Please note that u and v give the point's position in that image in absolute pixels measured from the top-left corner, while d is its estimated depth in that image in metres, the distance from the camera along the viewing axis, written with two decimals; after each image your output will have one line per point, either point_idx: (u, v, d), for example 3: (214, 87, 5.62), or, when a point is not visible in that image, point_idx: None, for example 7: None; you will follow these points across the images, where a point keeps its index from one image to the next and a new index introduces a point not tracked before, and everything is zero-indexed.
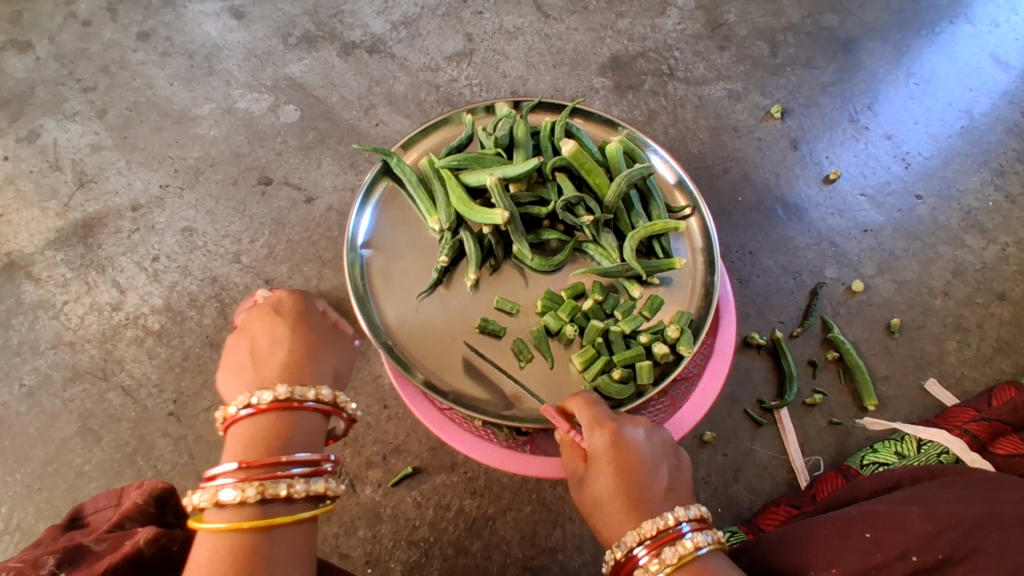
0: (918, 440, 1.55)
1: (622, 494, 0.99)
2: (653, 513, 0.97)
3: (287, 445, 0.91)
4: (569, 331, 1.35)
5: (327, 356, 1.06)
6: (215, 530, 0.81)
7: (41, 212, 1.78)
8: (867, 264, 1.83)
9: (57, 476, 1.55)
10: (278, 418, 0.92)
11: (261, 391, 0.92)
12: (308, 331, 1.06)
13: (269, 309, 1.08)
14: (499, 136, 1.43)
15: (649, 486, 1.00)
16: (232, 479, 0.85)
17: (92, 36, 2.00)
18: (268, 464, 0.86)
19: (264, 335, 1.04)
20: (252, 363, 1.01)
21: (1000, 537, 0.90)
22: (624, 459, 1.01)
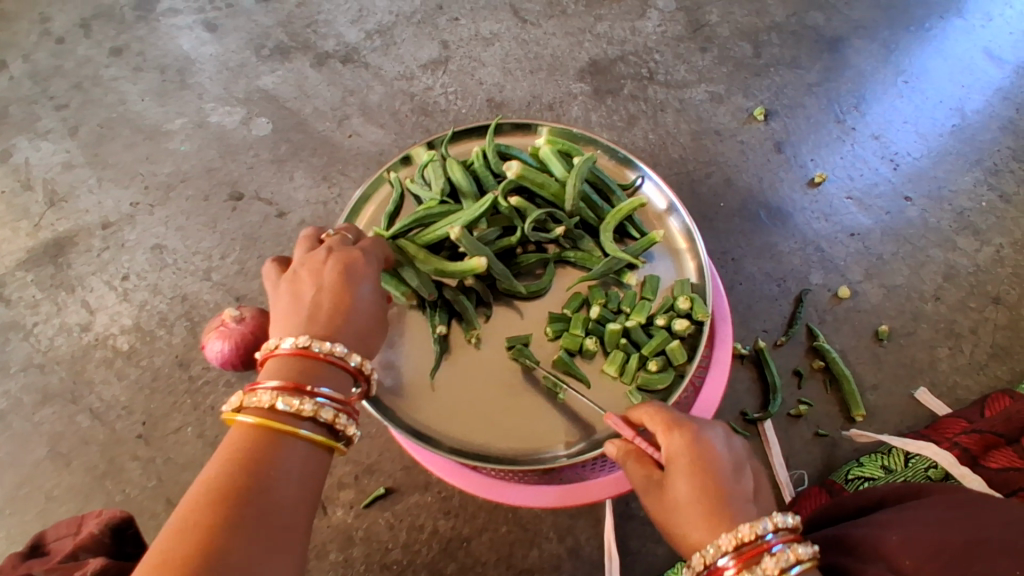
0: (905, 452, 1.49)
1: (703, 499, 0.86)
2: (741, 518, 0.84)
3: (319, 383, 0.85)
4: (589, 344, 1.32)
5: (376, 326, 0.98)
6: (244, 424, 0.78)
7: (12, 233, 1.76)
8: (855, 269, 1.78)
9: (25, 500, 1.52)
10: (315, 363, 0.86)
11: (316, 339, 0.87)
12: (367, 294, 0.96)
13: (344, 258, 0.97)
14: (436, 182, 1.41)
15: (733, 488, 0.87)
16: (270, 395, 0.80)
17: (65, 52, 1.98)
18: (303, 387, 0.82)
19: (331, 286, 0.94)
20: (301, 311, 0.91)
21: (986, 568, 0.84)
22: (707, 459, 0.89)
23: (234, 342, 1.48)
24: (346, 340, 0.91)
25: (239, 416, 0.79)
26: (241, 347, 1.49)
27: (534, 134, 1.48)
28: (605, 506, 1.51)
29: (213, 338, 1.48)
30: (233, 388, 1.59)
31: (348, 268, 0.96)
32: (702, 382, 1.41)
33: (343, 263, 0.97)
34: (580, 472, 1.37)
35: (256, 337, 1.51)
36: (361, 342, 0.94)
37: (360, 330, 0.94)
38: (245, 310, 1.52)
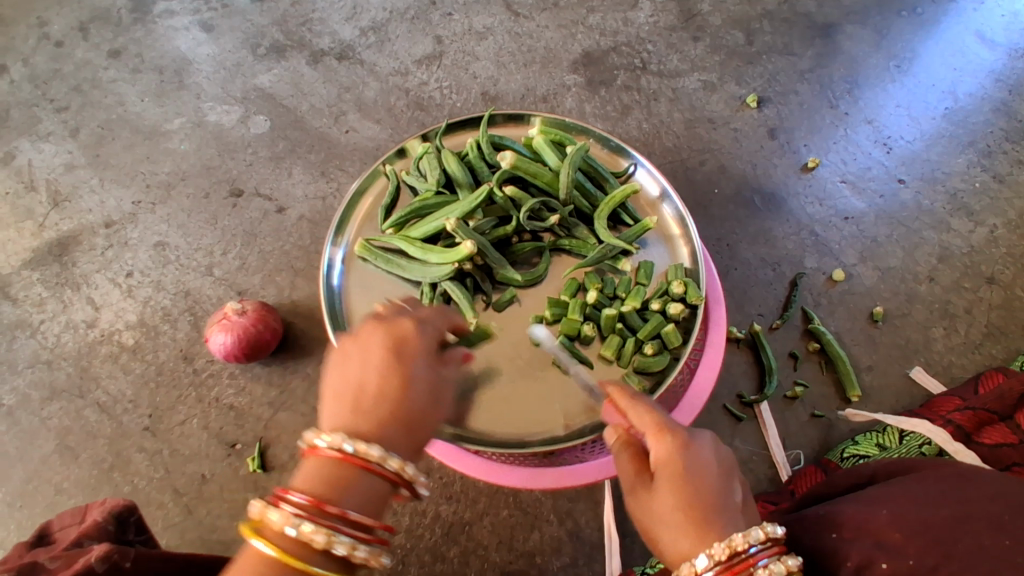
0: (900, 430, 1.51)
1: (688, 511, 0.85)
2: (725, 526, 0.84)
3: (346, 500, 0.80)
4: (587, 330, 1.34)
5: (430, 415, 0.92)
6: (262, 553, 0.76)
7: (17, 233, 1.80)
8: (849, 253, 1.80)
9: (36, 493, 1.55)
10: (349, 475, 0.81)
11: (354, 441, 0.82)
12: (416, 382, 0.91)
13: (395, 333, 0.94)
14: (431, 174, 1.42)
15: (721, 500, 0.86)
16: (291, 513, 0.77)
17: (65, 56, 2.01)
18: (331, 514, 0.78)
19: (380, 365, 0.90)
20: (349, 394, 0.89)
21: (973, 543, 0.86)
22: (695, 469, 0.88)
23: (238, 335, 1.52)
24: (388, 436, 0.86)
25: (260, 535, 0.77)
26: (244, 340, 1.52)
27: (526, 125, 1.50)
28: (604, 489, 1.53)
29: (216, 332, 1.52)
30: (237, 380, 1.62)
31: (398, 346, 0.93)
32: (698, 363, 1.42)
33: (394, 341, 0.93)
34: (578, 455, 1.36)
35: (258, 329, 1.54)
36: (409, 436, 0.89)
37: (407, 421, 0.89)
38: (247, 304, 1.55)
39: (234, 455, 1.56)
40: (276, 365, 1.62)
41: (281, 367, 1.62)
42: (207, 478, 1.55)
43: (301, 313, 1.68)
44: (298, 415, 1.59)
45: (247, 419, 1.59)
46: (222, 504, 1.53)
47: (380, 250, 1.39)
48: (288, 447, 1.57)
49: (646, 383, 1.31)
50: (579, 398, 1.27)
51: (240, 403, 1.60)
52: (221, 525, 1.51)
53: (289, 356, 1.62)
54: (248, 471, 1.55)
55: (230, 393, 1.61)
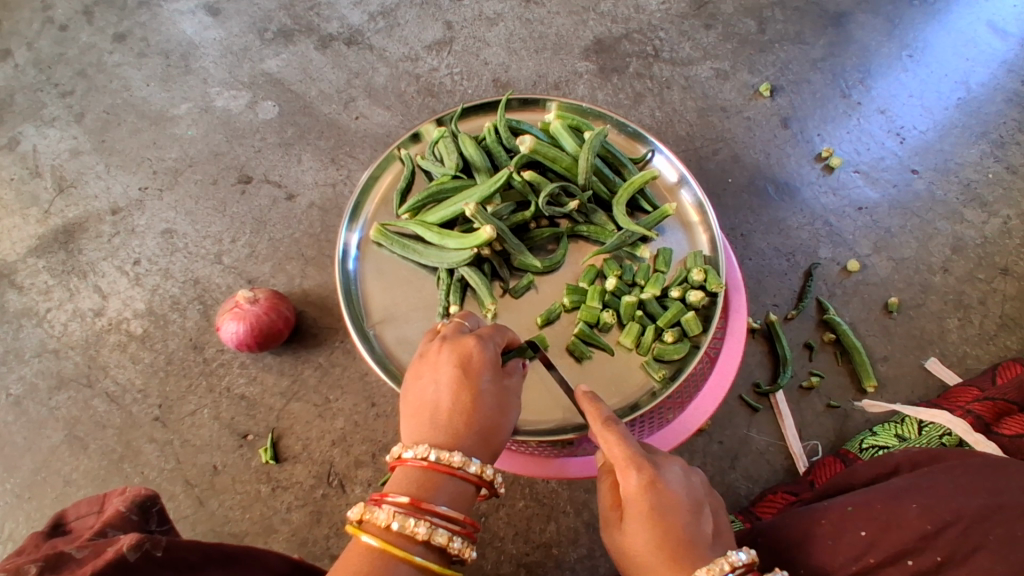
0: (918, 421, 1.52)
1: (661, 544, 0.84)
2: (702, 560, 0.84)
3: (441, 499, 0.85)
4: (607, 317, 1.32)
5: (501, 423, 0.95)
6: (366, 546, 0.80)
7: (22, 220, 1.77)
8: (863, 243, 1.79)
9: (45, 484, 1.53)
10: (437, 476, 0.86)
11: (438, 450, 0.87)
12: (485, 398, 0.93)
13: (462, 351, 0.96)
14: (449, 158, 1.41)
15: (694, 534, 0.85)
16: (393, 511, 0.82)
17: (68, 40, 1.97)
18: (426, 507, 0.83)
19: (450, 383, 0.93)
20: (425, 413, 0.93)
21: (1005, 534, 0.89)
22: (659, 514, 0.85)
23: (250, 323, 1.49)
24: (467, 447, 0.90)
25: (361, 533, 0.81)
26: (256, 328, 1.50)
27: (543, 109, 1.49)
28: None
29: (228, 320, 1.49)
30: (248, 370, 1.60)
31: (467, 363, 0.95)
32: (718, 352, 1.41)
33: (461, 358, 0.95)
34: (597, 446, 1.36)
35: (270, 318, 1.52)
36: (483, 444, 0.92)
37: (481, 431, 0.92)
38: (259, 292, 1.53)
39: (245, 446, 1.55)
40: (287, 354, 1.60)
41: (292, 357, 1.61)
42: (219, 469, 1.53)
43: (312, 302, 1.65)
44: (311, 405, 1.57)
45: (259, 409, 1.57)
46: (235, 496, 1.51)
47: (396, 236, 1.37)
48: (301, 438, 1.55)
49: (666, 371, 1.29)
50: (608, 391, 1.29)
51: (251, 393, 1.58)
52: (233, 517, 1.50)
53: (300, 346, 1.61)
54: (261, 461, 1.53)
55: (240, 383, 1.59)
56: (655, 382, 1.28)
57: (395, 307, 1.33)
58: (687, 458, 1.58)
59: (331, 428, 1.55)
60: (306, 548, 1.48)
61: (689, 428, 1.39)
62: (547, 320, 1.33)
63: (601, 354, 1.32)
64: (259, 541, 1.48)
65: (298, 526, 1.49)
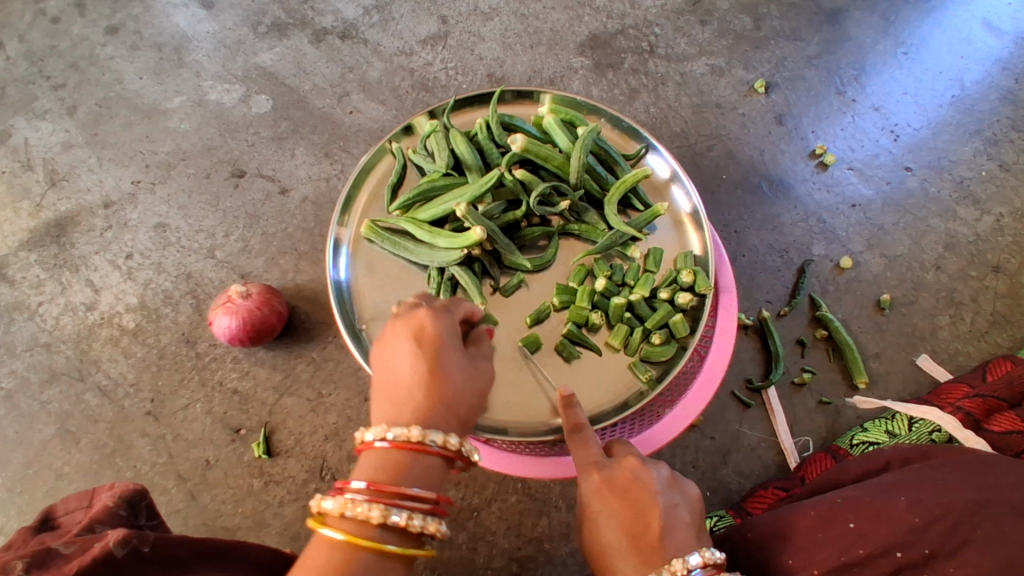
0: (909, 417, 1.53)
1: (625, 537, 0.88)
2: (663, 557, 0.86)
3: (403, 480, 0.85)
4: (596, 318, 1.32)
5: (467, 392, 0.95)
6: (332, 538, 0.79)
7: (13, 214, 1.76)
8: (857, 240, 1.79)
9: (37, 478, 1.53)
10: (401, 459, 0.86)
11: (396, 428, 0.87)
12: (446, 368, 0.93)
13: (415, 325, 0.96)
14: (440, 154, 1.39)
15: (654, 529, 0.88)
16: (350, 498, 0.82)
17: (60, 32, 1.96)
18: (391, 490, 0.83)
19: (408, 358, 0.93)
20: (388, 388, 0.93)
21: (994, 528, 0.88)
22: (615, 513, 0.91)
23: (242, 318, 1.49)
24: (431, 419, 0.90)
25: (326, 526, 0.80)
26: (249, 323, 1.50)
27: (537, 103, 1.48)
28: None
29: (221, 315, 1.49)
30: (240, 364, 1.60)
31: (423, 336, 0.95)
32: (708, 351, 1.42)
33: (416, 332, 0.95)
34: None
35: (263, 313, 1.51)
36: (449, 415, 0.92)
37: (445, 403, 0.91)
38: (252, 286, 1.53)
39: (238, 441, 1.55)
40: (280, 349, 1.60)
41: (285, 351, 1.60)
42: (212, 463, 1.53)
43: (306, 296, 1.65)
44: (303, 399, 1.57)
45: (251, 404, 1.57)
46: (227, 490, 1.52)
47: (387, 232, 1.36)
48: (294, 433, 1.55)
49: (653, 372, 1.30)
50: (597, 390, 1.29)
51: (244, 387, 1.58)
52: (226, 511, 1.50)
53: (294, 340, 1.61)
54: (253, 456, 1.54)
55: (233, 377, 1.59)
56: (641, 383, 1.29)
57: (385, 305, 1.33)
58: (679, 453, 1.59)
59: (324, 423, 1.55)
60: (299, 542, 1.48)
61: (679, 426, 1.39)
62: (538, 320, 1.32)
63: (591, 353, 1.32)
64: (252, 535, 1.48)
65: (290, 521, 1.50)
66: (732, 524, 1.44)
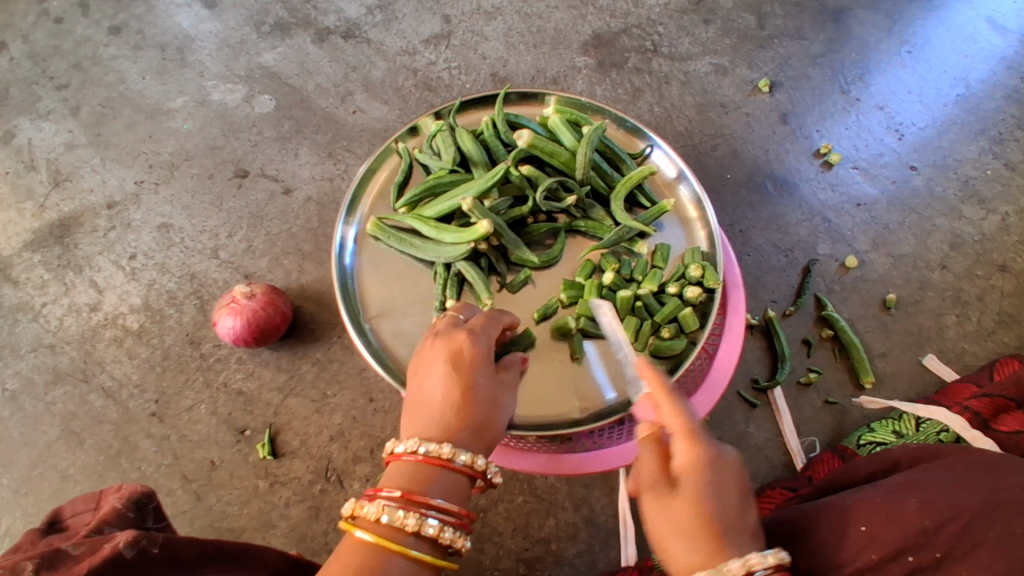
0: (916, 417, 1.53)
1: (691, 523, 0.79)
2: (737, 552, 0.78)
3: (434, 491, 0.85)
4: (605, 310, 1.31)
5: (497, 418, 0.95)
6: (362, 542, 0.80)
7: (16, 214, 1.75)
8: (862, 239, 1.79)
9: (41, 480, 1.53)
10: (431, 469, 0.86)
11: (428, 442, 0.87)
12: (479, 393, 0.93)
13: (452, 345, 0.95)
14: (446, 152, 1.39)
15: (732, 520, 0.80)
16: (383, 504, 0.81)
17: (63, 32, 1.95)
18: (421, 500, 0.83)
19: (443, 378, 0.93)
20: (420, 408, 0.93)
21: (1006, 531, 0.87)
22: (700, 489, 0.80)
23: (247, 319, 1.49)
24: (462, 441, 0.90)
25: (357, 529, 0.81)
26: (253, 324, 1.49)
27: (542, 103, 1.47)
28: (618, 476, 1.53)
29: (225, 315, 1.49)
30: (245, 365, 1.60)
31: (458, 358, 0.94)
32: (716, 348, 1.42)
33: (453, 353, 0.95)
34: (595, 439, 1.37)
35: (268, 313, 1.51)
36: (478, 440, 0.92)
37: (476, 426, 0.92)
38: (256, 287, 1.52)
39: (243, 442, 1.54)
40: (285, 350, 1.60)
41: (289, 352, 1.60)
42: (217, 464, 1.53)
43: (310, 297, 1.65)
44: (308, 400, 1.57)
45: (256, 404, 1.56)
46: (232, 491, 1.51)
47: (393, 229, 1.36)
48: (299, 434, 1.54)
49: (662, 366, 1.30)
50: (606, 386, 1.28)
51: (249, 388, 1.58)
52: (231, 512, 1.50)
53: (298, 341, 1.60)
54: (258, 457, 1.53)
55: (238, 378, 1.58)
56: None
57: (392, 301, 1.33)
58: None
59: (328, 423, 1.55)
60: (304, 543, 1.48)
61: (687, 423, 1.39)
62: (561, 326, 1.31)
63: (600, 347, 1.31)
64: (257, 536, 1.48)
65: (296, 522, 1.49)
66: None
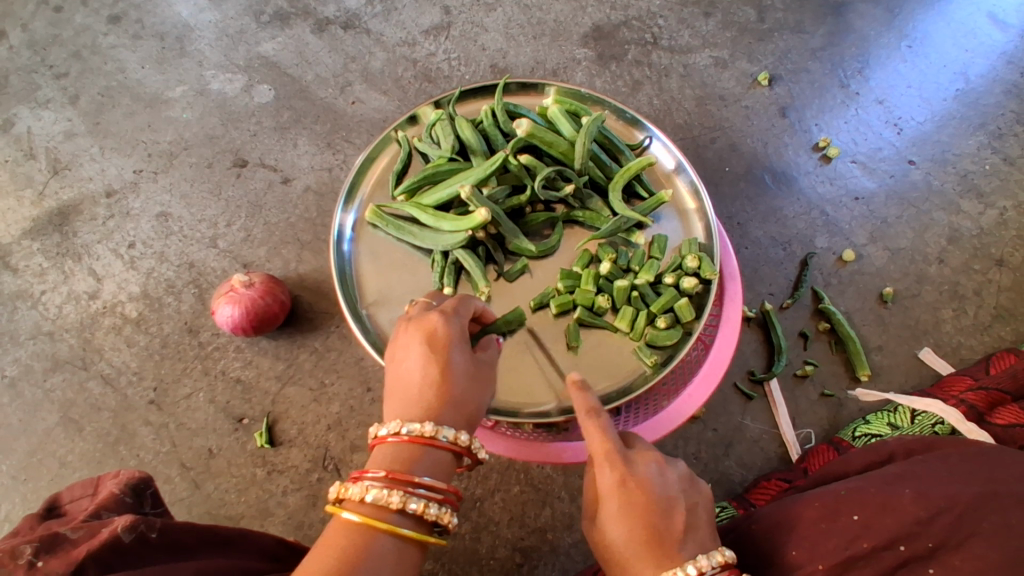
0: (912, 410, 1.54)
1: (639, 535, 0.86)
2: (676, 557, 0.86)
3: (419, 469, 0.86)
4: (601, 301, 1.31)
5: (476, 394, 0.95)
6: (349, 523, 0.79)
7: (16, 202, 1.76)
8: (860, 233, 1.79)
9: (40, 467, 1.53)
10: (416, 448, 0.87)
11: (409, 422, 0.87)
12: (457, 371, 0.93)
13: (425, 328, 0.95)
14: (445, 140, 1.40)
15: (668, 531, 0.87)
16: (368, 484, 0.82)
17: (63, 21, 1.95)
18: (405, 478, 0.83)
19: (419, 360, 0.92)
20: (400, 389, 0.93)
21: (999, 523, 0.88)
22: (634, 513, 0.87)
23: (245, 308, 1.49)
24: (443, 419, 0.90)
25: (343, 511, 0.80)
26: (252, 312, 1.50)
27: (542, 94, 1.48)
28: None
29: (223, 304, 1.49)
30: (243, 354, 1.60)
31: (432, 339, 0.94)
32: (712, 340, 1.42)
33: (426, 335, 0.94)
34: None
35: (266, 302, 1.51)
36: (460, 416, 0.92)
37: (456, 404, 0.92)
38: (254, 276, 1.53)
39: (241, 430, 1.55)
40: (283, 339, 1.60)
41: (287, 341, 1.60)
42: (215, 452, 1.54)
43: (308, 287, 1.65)
44: (306, 389, 1.57)
45: (254, 393, 1.57)
46: (230, 479, 1.52)
47: (391, 217, 1.36)
48: (297, 422, 1.55)
49: (658, 357, 1.29)
50: (600, 376, 1.29)
51: (247, 376, 1.58)
52: (229, 499, 1.50)
53: (296, 330, 1.61)
54: (256, 445, 1.54)
55: (236, 366, 1.59)
56: (646, 368, 1.29)
57: (388, 289, 1.33)
58: (681, 444, 1.59)
59: (326, 412, 1.55)
60: (301, 531, 1.49)
61: (683, 414, 1.39)
62: (560, 310, 1.32)
63: (597, 337, 1.33)
64: (255, 523, 1.49)
65: (293, 509, 1.50)
66: (735, 515, 1.45)
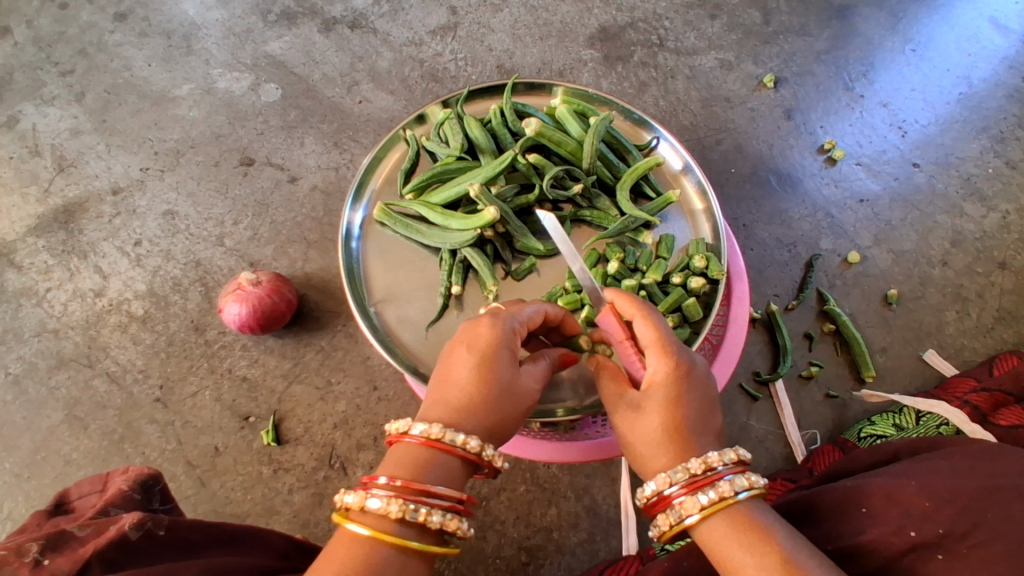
0: (916, 411, 1.54)
1: (675, 424, 0.84)
2: (701, 451, 0.83)
3: (427, 475, 0.84)
4: None
5: (509, 408, 0.93)
6: (353, 534, 0.79)
7: (21, 199, 1.75)
8: (864, 235, 1.80)
9: (44, 464, 1.53)
10: (425, 454, 0.86)
11: (421, 425, 0.86)
12: (493, 380, 0.91)
13: (473, 331, 0.94)
14: (454, 139, 1.41)
15: (701, 425, 0.85)
16: (372, 492, 0.81)
17: (69, 18, 1.95)
18: (410, 486, 0.82)
19: (458, 363, 0.92)
20: (437, 387, 0.93)
21: (1004, 513, 0.88)
22: (678, 400, 0.85)
23: (252, 306, 1.49)
24: (467, 427, 0.89)
25: (349, 519, 0.81)
26: (259, 310, 1.50)
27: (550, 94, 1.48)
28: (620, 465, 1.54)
29: (230, 302, 1.49)
30: (249, 352, 1.60)
31: (476, 343, 0.93)
32: (720, 339, 1.42)
33: (472, 338, 0.93)
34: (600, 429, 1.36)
35: (273, 301, 1.51)
36: (487, 427, 0.91)
37: (486, 414, 0.90)
38: (262, 275, 1.53)
39: (247, 428, 1.55)
40: (289, 338, 1.60)
41: (294, 340, 1.60)
42: (221, 450, 1.53)
43: (315, 285, 1.65)
44: (313, 388, 1.57)
45: (260, 391, 1.57)
46: (236, 477, 1.52)
47: (399, 215, 1.37)
48: (303, 421, 1.55)
49: None
50: None
51: (253, 375, 1.58)
52: (235, 498, 1.50)
53: (302, 329, 1.61)
54: (262, 443, 1.54)
55: (242, 365, 1.59)
56: None
57: (397, 287, 1.33)
58: None
59: (332, 411, 1.55)
60: (307, 529, 1.49)
61: None
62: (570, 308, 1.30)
63: None
64: (261, 522, 1.49)
65: (300, 508, 1.50)
66: None
